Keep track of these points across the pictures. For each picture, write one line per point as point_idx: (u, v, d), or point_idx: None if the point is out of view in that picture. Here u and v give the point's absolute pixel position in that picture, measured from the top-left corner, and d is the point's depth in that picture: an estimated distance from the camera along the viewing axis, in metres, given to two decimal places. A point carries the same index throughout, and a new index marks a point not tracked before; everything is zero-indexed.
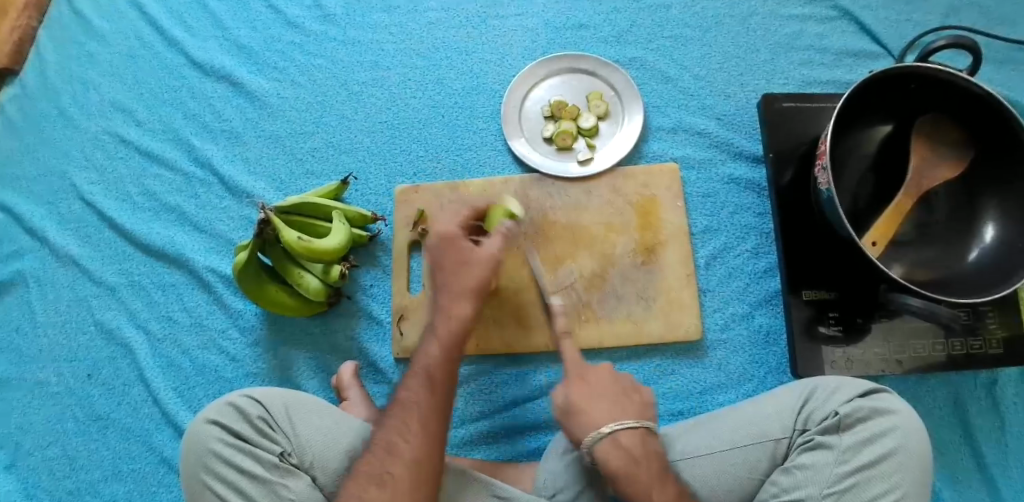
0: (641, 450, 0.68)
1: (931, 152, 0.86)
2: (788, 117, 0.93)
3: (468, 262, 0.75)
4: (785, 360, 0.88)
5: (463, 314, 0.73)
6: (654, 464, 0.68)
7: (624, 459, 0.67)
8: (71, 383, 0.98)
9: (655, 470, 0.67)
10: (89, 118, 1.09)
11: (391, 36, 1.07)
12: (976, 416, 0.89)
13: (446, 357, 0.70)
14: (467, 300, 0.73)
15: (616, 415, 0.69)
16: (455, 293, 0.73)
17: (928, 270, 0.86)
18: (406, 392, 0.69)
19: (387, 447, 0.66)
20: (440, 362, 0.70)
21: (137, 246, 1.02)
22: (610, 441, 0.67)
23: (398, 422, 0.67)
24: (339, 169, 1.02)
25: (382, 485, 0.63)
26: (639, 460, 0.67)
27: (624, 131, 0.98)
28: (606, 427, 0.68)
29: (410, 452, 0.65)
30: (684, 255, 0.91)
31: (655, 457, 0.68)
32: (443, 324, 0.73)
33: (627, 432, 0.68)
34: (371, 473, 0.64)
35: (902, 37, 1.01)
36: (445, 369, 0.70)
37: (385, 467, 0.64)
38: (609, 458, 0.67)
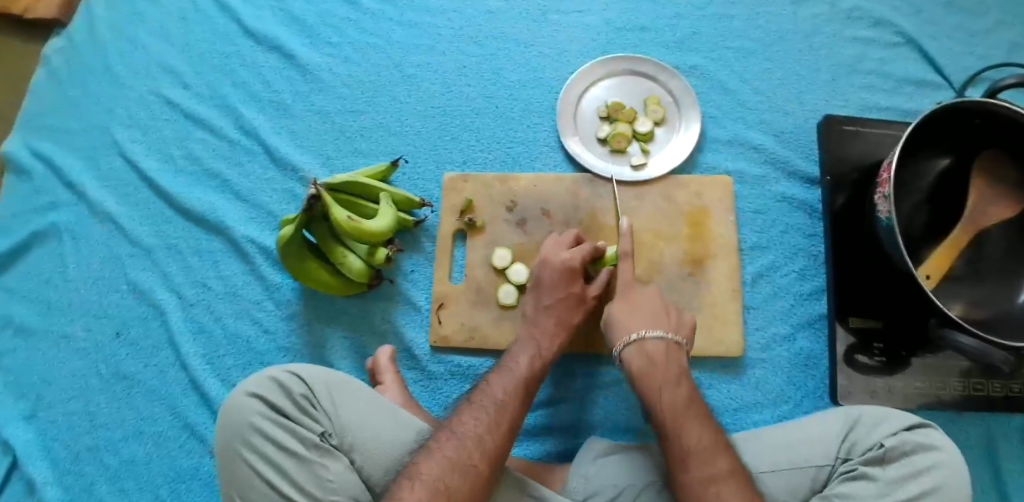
0: (663, 355, 0.73)
1: (989, 190, 0.87)
2: (847, 141, 0.92)
3: (576, 291, 0.82)
4: (824, 386, 0.88)
5: (558, 337, 0.80)
6: (673, 369, 0.72)
7: (646, 360, 0.73)
8: (99, 340, 0.97)
9: (671, 373, 0.72)
10: (135, 76, 1.08)
11: (449, 21, 1.06)
12: (1008, 459, 0.89)
13: (538, 372, 0.76)
14: (564, 330, 0.81)
15: (652, 324, 0.76)
16: (556, 317, 0.81)
17: (978, 310, 0.85)
18: (496, 391, 0.73)
19: (475, 439, 0.67)
20: (533, 373, 0.76)
21: (177, 210, 1.01)
22: (636, 345, 0.74)
23: (490, 418, 0.69)
24: (387, 150, 1.00)
25: (466, 475, 0.65)
26: (658, 364, 0.73)
27: (679, 139, 0.97)
28: (637, 333, 0.75)
29: (495, 449, 0.67)
30: (731, 270, 0.90)
31: (677, 363, 0.73)
32: (542, 340, 0.79)
33: (654, 341, 0.74)
34: (456, 461, 0.65)
35: (966, 70, 1.00)
36: (534, 384, 0.76)
37: (471, 458, 0.66)
38: (631, 359, 0.74)
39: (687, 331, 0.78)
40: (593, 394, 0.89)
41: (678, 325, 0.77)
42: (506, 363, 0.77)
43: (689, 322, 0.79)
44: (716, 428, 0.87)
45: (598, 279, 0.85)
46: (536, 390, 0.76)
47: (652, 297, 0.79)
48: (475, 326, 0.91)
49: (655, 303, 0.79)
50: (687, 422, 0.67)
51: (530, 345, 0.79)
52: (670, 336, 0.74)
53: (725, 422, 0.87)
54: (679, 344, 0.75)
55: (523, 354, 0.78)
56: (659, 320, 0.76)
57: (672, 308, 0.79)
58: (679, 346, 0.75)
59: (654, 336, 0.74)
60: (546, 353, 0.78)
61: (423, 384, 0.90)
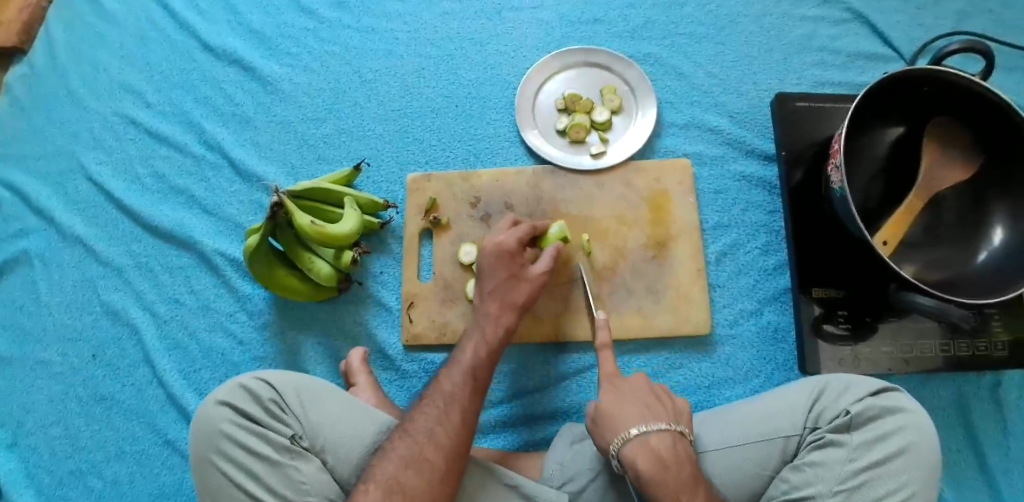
0: (672, 454, 0.68)
1: (940, 156, 0.87)
2: (800, 117, 0.94)
3: (519, 277, 0.82)
4: (793, 358, 0.89)
5: (501, 320, 0.80)
6: (684, 468, 0.68)
7: (656, 463, 0.68)
8: (75, 363, 0.97)
9: (685, 476, 0.67)
10: (98, 99, 1.09)
11: (405, 25, 1.07)
12: (979, 418, 0.90)
13: (488, 358, 0.77)
14: (513, 311, 0.81)
15: (649, 419, 0.71)
16: (503, 302, 0.80)
17: (936, 270, 0.86)
18: (446, 386, 0.74)
19: (427, 434, 0.69)
20: (483, 362, 0.76)
21: (145, 228, 1.02)
22: (639, 442, 0.69)
23: (439, 413, 0.71)
24: (351, 155, 1.02)
25: (421, 469, 0.66)
26: (669, 464, 0.68)
27: (637, 125, 0.98)
28: (637, 428, 0.70)
29: (449, 441, 0.69)
30: (695, 250, 0.92)
31: (686, 458, 0.69)
32: (489, 327, 0.79)
33: (658, 435, 0.69)
34: (409, 456, 0.67)
35: (913, 41, 1.02)
36: (485, 372, 0.76)
37: (423, 451, 0.67)
38: (638, 462, 0.68)
39: (685, 419, 0.74)
40: (567, 382, 0.90)
41: (675, 417, 0.73)
42: (454, 356, 0.78)
43: (684, 409, 0.75)
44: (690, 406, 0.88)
45: (541, 261, 0.84)
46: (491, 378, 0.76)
47: (637, 383, 0.75)
48: (446, 322, 0.92)
49: (647, 396, 0.74)
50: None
51: (477, 336, 0.79)
52: (673, 432, 0.70)
53: (698, 399, 0.88)
54: (683, 438, 0.71)
55: (469, 344, 0.78)
56: (660, 413, 0.72)
57: (664, 396, 0.74)
58: (683, 439, 0.71)
59: (657, 432, 0.70)
60: (493, 340, 0.78)
61: (398, 383, 0.91)
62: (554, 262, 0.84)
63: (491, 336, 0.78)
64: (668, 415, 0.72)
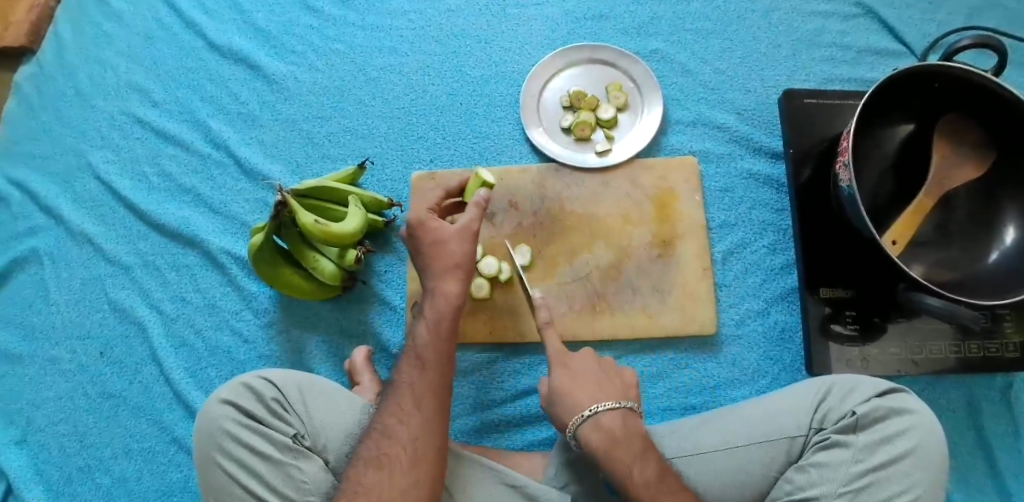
0: (623, 429, 0.70)
1: (952, 153, 0.86)
2: (809, 114, 0.93)
3: (444, 242, 0.76)
4: (800, 358, 0.88)
5: (455, 301, 0.74)
6: (635, 442, 0.69)
7: (607, 439, 0.69)
8: (84, 361, 0.98)
9: (636, 448, 0.69)
10: (105, 97, 1.09)
11: (410, 22, 1.07)
12: (990, 420, 0.89)
13: (435, 336, 0.72)
14: (454, 279, 0.75)
15: (601, 397, 0.72)
16: (438, 274, 0.75)
17: (947, 270, 0.85)
18: (402, 378, 0.71)
19: (383, 431, 0.67)
20: (432, 343, 0.72)
21: (152, 226, 1.02)
22: (592, 423, 0.70)
23: (394, 407, 0.69)
24: (355, 153, 1.01)
25: (380, 467, 0.64)
26: (619, 439, 0.69)
27: (642, 123, 0.97)
28: (589, 409, 0.70)
29: (406, 433, 0.66)
30: (701, 249, 0.91)
31: (637, 435, 0.70)
32: (432, 305, 0.74)
33: (608, 413, 0.70)
34: (369, 457, 0.66)
35: (925, 36, 1.00)
36: (438, 353, 0.71)
37: (382, 450, 0.66)
38: (592, 440, 0.69)
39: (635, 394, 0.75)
40: None
41: (624, 392, 0.74)
42: (408, 341, 0.74)
43: (633, 381, 0.76)
44: (695, 406, 0.87)
45: (461, 220, 0.78)
46: (449, 355, 0.72)
47: (586, 358, 0.76)
48: None
49: (597, 372, 0.74)
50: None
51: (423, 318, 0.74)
52: (624, 407, 0.71)
53: (704, 400, 0.87)
54: (634, 413, 0.72)
55: (419, 327, 0.74)
56: (608, 390, 0.73)
57: (613, 370, 0.75)
58: (634, 414, 0.72)
59: (607, 409, 0.70)
60: (437, 315, 0.73)
61: None
62: (482, 214, 0.78)
63: (435, 313, 0.74)
64: (616, 390, 0.73)
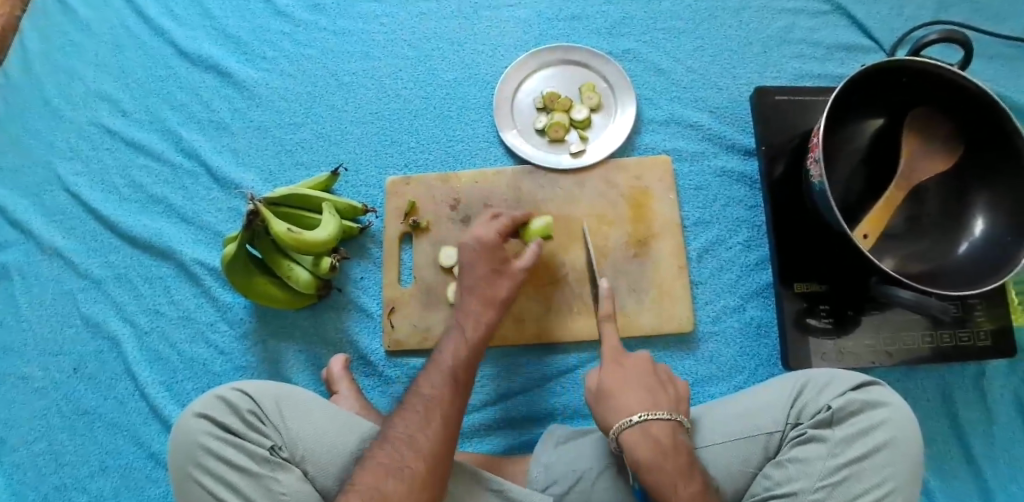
0: (671, 442, 0.69)
1: (919, 146, 0.86)
2: (780, 110, 0.93)
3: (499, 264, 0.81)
4: (776, 353, 0.89)
5: (485, 316, 0.78)
6: (682, 456, 0.68)
7: (655, 450, 0.68)
8: (57, 377, 0.96)
9: (683, 463, 0.68)
10: (73, 108, 1.07)
11: (382, 26, 1.06)
12: (964, 409, 0.90)
13: (468, 355, 0.75)
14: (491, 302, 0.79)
15: (650, 406, 0.71)
16: (478, 293, 0.79)
17: (917, 263, 0.86)
18: (424, 389, 0.72)
19: (407, 441, 0.67)
20: (462, 361, 0.75)
21: (124, 238, 1.00)
22: (640, 429, 0.69)
23: (419, 417, 0.69)
24: (329, 159, 1.01)
25: (402, 479, 0.65)
26: (667, 451, 0.68)
27: (616, 123, 0.97)
28: (638, 415, 0.70)
29: (430, 446, 0.67)
30: (676, 247, 0.91)
31: (683, 446, 0.69)
32: (465, 323, 0.78)
33: (658, 423, 0.70)
34: (390, 466, 0.66)
35: (892, 31, 1.01)
36: (468, 370, 0.74)
37: (404, 460, 0.66)
38: (639, 450, 0.69)
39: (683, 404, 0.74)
40: (550, 384, 0.89)
41: (676, 403, 0.73)
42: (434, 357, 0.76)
43: (684, 391, 0.76)
44: None
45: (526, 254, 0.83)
46: (472, 376, 0.75)
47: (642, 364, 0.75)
48: (428, 326, 0.91)
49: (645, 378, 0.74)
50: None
51: (460, 331, 0.77)
52: (673, 420, 0.70)
53: None
54: (682, 425, 0.71)
55: (450, 345, 0.76)
56: (664, 403, 0.72)
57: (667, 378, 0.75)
58: (682, 427, 0.71)
59: (657, 420, 0.70)
60: (472, 337, 0.77)
61: (381, 389, 0.90)
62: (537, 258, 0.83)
63: (469, 330, 0.77)
64: (671, 401, 0.72)
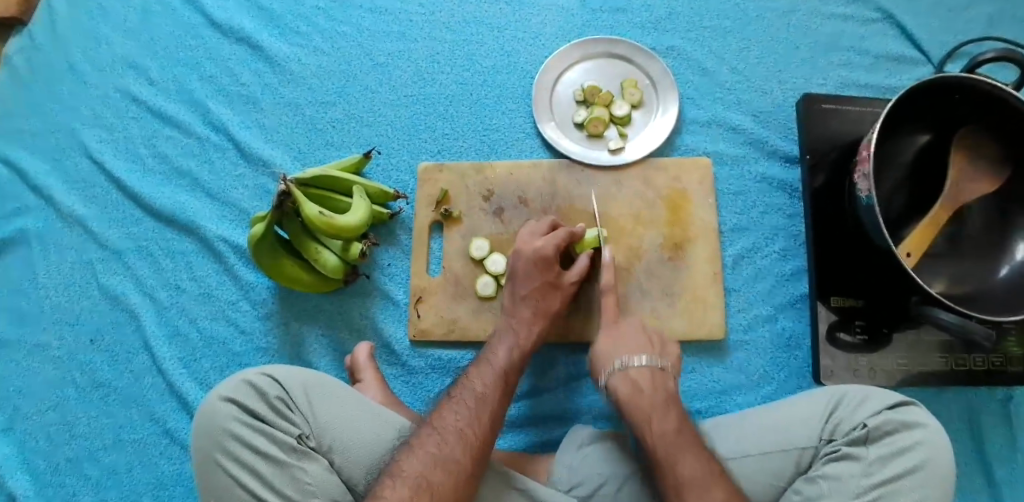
0: (650, 383, 0.76)
1: (968, 166, 0.85)
2: (826, 119, 0.91)
3: (555, 278, 0.82)
4: (807, 366, 0.88)
5: (535, 326, 0.80)
6: (658, 395, 0.75)
7: (632, 388, 0.76)
8: (73, 348, 0.95)
9: (657, 400, 0.74)
10: (99, 73, 1.04)
11: (420, 7, 1.03)
12: (989, 433, 0.89)
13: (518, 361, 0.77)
14: (541, 314, 0.81)
15: (633, 353, 0.79)
16: (527, 298, 0.81)
17: (958, 285, 0.84)
18: (474, 384, 0.73)
19: (457, 433, 0.67)
20: (513, 366, 0.76)
21: (146, 210, 0.98)
22: (621, 373, 0.77)
23: (471, 411, 0.69)
24: (360, 141, 0.98)
25: (448, 469, 0.64)
26: (643, 391, 0.75)
27: (657, 121, 0.95)
28: (620, 361, 0.78)
29: (479, 442, 0.67)
30: (712, 253, 0.90)
31: (664, 389, 0.75)
32: (519, 328, 0.79)
33: (638, 368, 0.77)
34: (439, 455, 0.65)
35: (943, 44, 0.99)
36: (515, 375, 0.76)
37: (453, 451, 0.66)
38: (620, 389, 0.76)
39: (672, 359, 0.81)
40: (576, 383, 0.88)
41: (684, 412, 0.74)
42: (485, 357, 0.77)
43: (673, 352, 0.82)
44: (701, 412, 0.87)
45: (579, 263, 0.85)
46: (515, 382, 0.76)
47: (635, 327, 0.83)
48: (455, 318, 0.90)
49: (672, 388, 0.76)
50: (676, 448, 0.69)
51: (508, 337, 0.79)
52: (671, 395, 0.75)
53: (709, 406, 0.87)
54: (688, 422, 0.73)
55: (501, 346, 0.78)
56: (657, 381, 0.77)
57: (656, 338, 0.82)
58: (664, 373, 0.77)
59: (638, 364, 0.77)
60: (523, 344, 0.78)
61: (404, 379, 0.89)
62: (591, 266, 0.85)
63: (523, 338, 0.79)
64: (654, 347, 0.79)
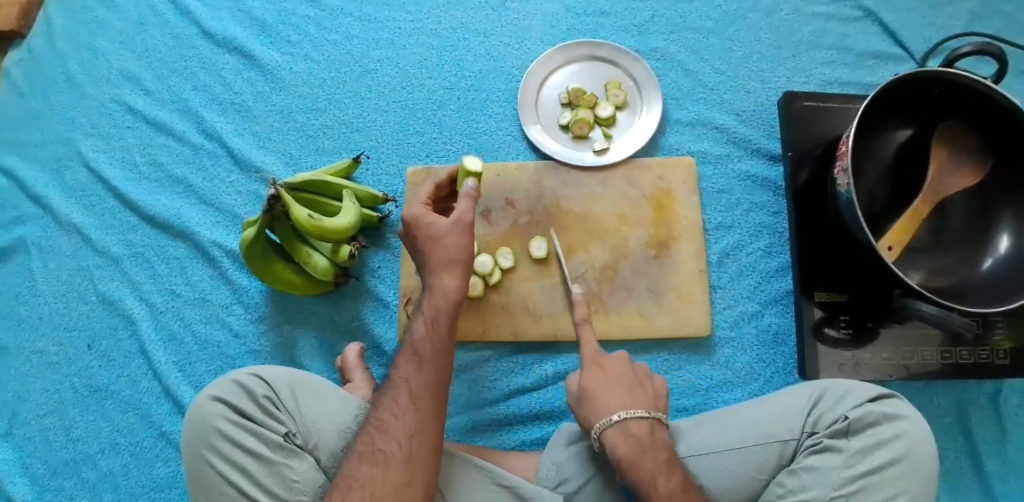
0: (649, 438, 0.70)
1: (949, 159, 0.85)
2: (808, 116, 0.92)
3: (437, 235, 0.74)
4: (793, 361, 0.88)
5: (450, 294, 0.73)
6: (661, 452, 0.69)
7: (634, 446, 0.69)
8: (71, 353, 0.96)
9: (661, 458, 0.68)
10: (95, 84, 1.07)
11: (408, 14, 1.05)
12: (978, 426, 0.89)
13: (432, 334, 0.71)
14: (452, 272, 0.73)
15: (629, 405, 0.72)
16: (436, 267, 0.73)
17: (942, 277, 0.85)
18: (398, 372, 0.70)
19: (377, 426, 0.67)
20: (427, 339, 0.71)
21: (142, 217, 1.00)
22: (620, 428, 0.70)
23: (390, 399, 0.69)
24: (350, 146, 1.00)
25: (374, 462, 0.65)
26: (647, 449, 0.69)
27: (641, 122, 0.97)
28: (618, 414, 0.70)
29: (401, 431, 0.66)
30: (697, 250, 0.91)
31: (662, 444, 0.70)
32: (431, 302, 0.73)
33: (637, 421, 0.70)
34: (365, 449, 0.66)
35: (925, 41, 1.00)
36: (433, 345, 0.70)
37: (377, 446, 0.66)
38: (619, 447, 0.69)
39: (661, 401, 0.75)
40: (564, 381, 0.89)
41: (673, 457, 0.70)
42: (404, 337, 0.73)
43: (662, 390, 0.76)
44: (688, 408, 0.87)
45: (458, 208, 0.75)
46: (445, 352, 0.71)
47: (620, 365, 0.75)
48: None
49: (630, 381, 0.74)
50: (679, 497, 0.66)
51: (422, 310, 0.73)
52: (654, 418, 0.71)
53: (696, 402, 0.88)
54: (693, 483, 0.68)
55: (417, 320, 0.73)
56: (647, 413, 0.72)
57: (646, 378, 0.75)
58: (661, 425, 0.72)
59: (635, 417, 0.70)
60: (437, 311, 0.72)
61: None
62: (473, 206, 0.75)
63: (433, 307, 0.72)
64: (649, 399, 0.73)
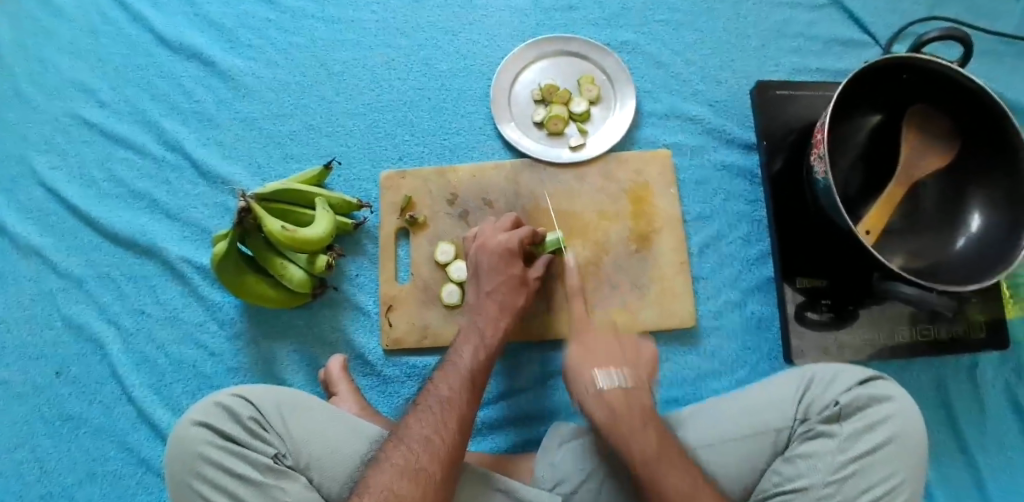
0: None
1: (919, 143, 0.86)
2: (780, 104, 0.93)
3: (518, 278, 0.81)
4: (777, 348, 0.89)
5: (501, 323, 0.78)
6: None
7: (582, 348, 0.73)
8: (38, 382, 0.92)
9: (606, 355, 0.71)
10: (49, 98, 1.02)
11: (373, 14, 1.03)
12: (957, 399, 0.91)
13: (482, 362, 0.74)
14: (506, 315, 0.79)
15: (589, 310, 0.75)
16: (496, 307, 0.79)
17: (914, 259, 0.86)
18: (438, 388, 0.71)
19: (422, 440, 0.65)
20: (478, 367, 0.73)
21: (105, 236, 0.96)
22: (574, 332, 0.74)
23: (436, 418, 0.67)
24: (321, 153, 0.97)
25: (417, 480, 0.62)
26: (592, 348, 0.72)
27: (615, 116, 0.96)
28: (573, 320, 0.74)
29: (446, 447, 0.65)
30: (677, 243, 0.91)
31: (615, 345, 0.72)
32: (481, 332, 0.77)
33: None
34: (405, 466, 0.63)
35: (888, 25, 1.01)
36: (481, 374, 0.73)
37: (420, 461, 0.64)
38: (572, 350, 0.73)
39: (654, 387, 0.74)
40: (550, 380, 0.89)
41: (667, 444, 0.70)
42: (451, 359, 0.74)
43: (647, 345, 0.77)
44: (678, 400, 0.87)
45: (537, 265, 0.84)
46: (485, 381, 0.74)
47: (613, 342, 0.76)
48: (426, 325, 0.89)
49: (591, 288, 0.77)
50: (627, 398, 0.68)
51: (472, 335, 0.77)
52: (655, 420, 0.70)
53: (685, 393, 0.87)
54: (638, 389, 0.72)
55: (465, 346, 0.75)
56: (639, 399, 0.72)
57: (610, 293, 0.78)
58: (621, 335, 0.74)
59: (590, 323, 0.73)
60: (489, 342, 0.76)
61: (379, 389, 0.88)
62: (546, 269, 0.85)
63: (491, 341, 0.76)
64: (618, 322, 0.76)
